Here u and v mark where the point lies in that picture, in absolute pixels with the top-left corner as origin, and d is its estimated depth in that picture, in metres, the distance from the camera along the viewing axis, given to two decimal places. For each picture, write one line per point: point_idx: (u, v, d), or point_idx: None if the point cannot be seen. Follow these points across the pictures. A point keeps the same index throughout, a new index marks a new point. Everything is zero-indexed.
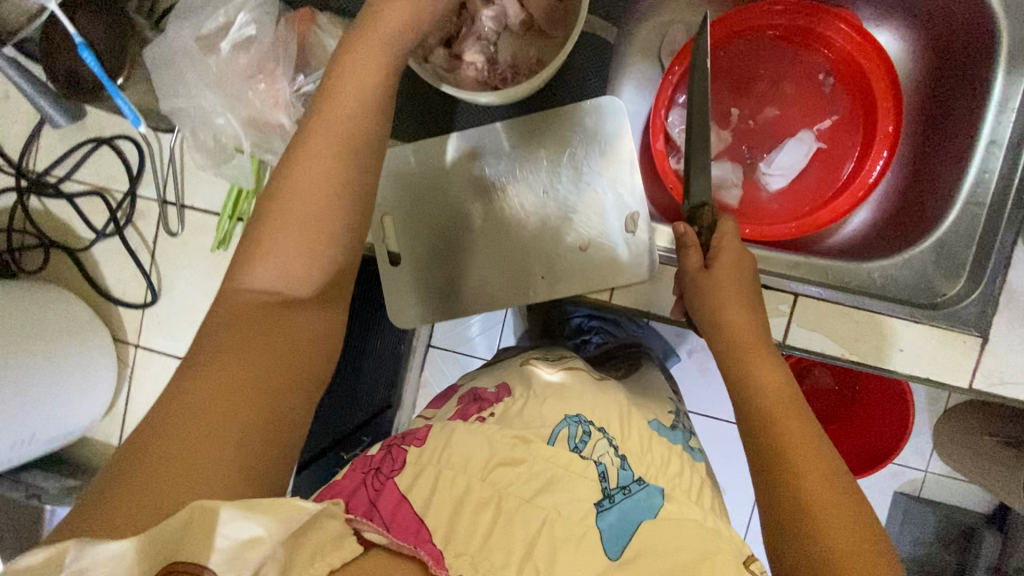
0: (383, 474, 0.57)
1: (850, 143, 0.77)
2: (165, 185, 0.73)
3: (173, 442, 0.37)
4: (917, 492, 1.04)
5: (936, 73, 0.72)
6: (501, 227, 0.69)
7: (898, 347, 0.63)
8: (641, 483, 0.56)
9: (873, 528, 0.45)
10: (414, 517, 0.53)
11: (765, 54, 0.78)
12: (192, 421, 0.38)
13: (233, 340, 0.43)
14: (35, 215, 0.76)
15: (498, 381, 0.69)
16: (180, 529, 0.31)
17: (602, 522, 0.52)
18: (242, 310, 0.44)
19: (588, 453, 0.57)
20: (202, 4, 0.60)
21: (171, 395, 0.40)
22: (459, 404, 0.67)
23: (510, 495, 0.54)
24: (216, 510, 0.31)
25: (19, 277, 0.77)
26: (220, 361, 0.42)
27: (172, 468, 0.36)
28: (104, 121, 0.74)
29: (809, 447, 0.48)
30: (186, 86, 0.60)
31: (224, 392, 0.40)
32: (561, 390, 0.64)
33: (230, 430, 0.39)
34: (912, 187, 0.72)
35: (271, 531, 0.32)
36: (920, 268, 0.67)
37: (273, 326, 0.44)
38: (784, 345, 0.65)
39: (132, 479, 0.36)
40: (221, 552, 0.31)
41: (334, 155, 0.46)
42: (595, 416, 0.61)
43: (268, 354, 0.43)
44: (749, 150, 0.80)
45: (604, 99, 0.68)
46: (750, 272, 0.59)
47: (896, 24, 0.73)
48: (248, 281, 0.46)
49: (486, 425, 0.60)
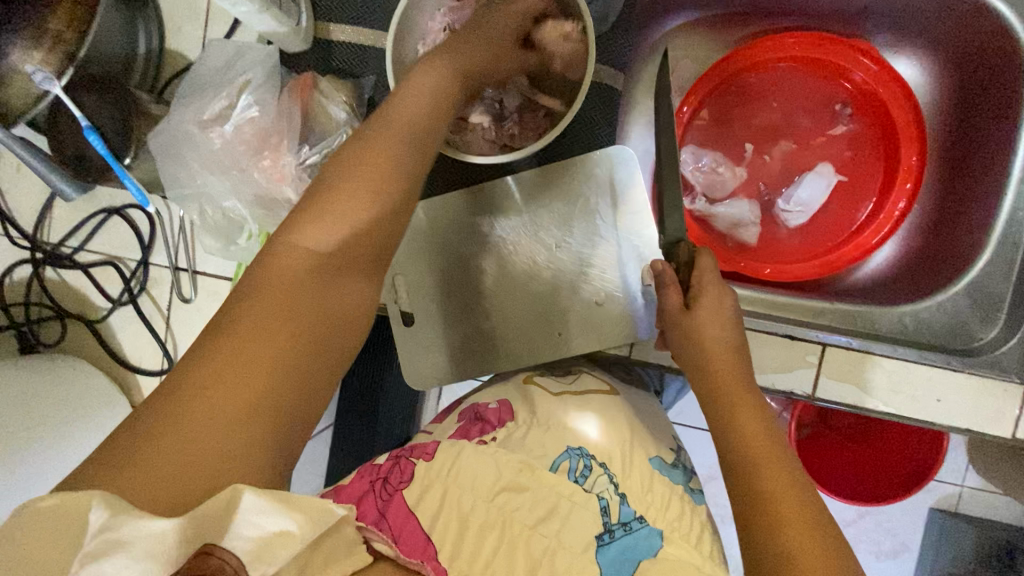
0: (391, 485, 0.56)
1: (872, 175, 0.74)
2: (177, 252, 0.72)
3: (211, 408, 0.35)
4: (952, 507, 1.00)
5: (962, 101, 0.69)
6: (514, 283, 0.68)
7: (935, 397, 0.61)
8: (643, 520, 0.55)
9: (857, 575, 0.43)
10: (422, 534, 0.53)
11: (779, 85, 0.76)
12: (237, 385, 0.37)
13: (275, 304, 0.41)
14: (51, 286, 0.76)
15: (497, 396, 0.65)
16: (218, 511, 0.31)
17: (602, 556, 0.53)
18: (289, 271, 0.42)
19: (589, 486, 0.56)
20: (205, 90, 0.61)
21: (212, 349, 0.38)
22: (459, 421, 0.63)
23: (515, 520, 0.54)
24: (248, 495, 0.31)
25: (39, 349, 0.77)
26: (263, 322, 0.40)
27: (211, 442, 0.35)
28: (115, 192, 0.74)
29: (790, 492, 0.46)
30: (192, 174, 0.61)
31: (267, 367, 0.38)
32: (563, 418, 0.61)
33: (270, 408, 0.37)
34: (940, 220, 0.70)
35: (301, 528, 0.33)
36: (953, 310, 0.65)
37: (316, 294, 0.42)
38: (813, 398, 0.63)
39: (165, 448, 0.33)
40: (248, 542, 0.31)
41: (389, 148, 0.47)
42: (598, 448, 0.59)
43: (310, 324, 0.41)
44: (766, 187, 0.77)
45: (613, 149, 0.66)
46: (731, 317, 0.56)
47: (918, 51, 0.71)
48: (298, 237, 0.44)
49: (491, 448, 0.58)
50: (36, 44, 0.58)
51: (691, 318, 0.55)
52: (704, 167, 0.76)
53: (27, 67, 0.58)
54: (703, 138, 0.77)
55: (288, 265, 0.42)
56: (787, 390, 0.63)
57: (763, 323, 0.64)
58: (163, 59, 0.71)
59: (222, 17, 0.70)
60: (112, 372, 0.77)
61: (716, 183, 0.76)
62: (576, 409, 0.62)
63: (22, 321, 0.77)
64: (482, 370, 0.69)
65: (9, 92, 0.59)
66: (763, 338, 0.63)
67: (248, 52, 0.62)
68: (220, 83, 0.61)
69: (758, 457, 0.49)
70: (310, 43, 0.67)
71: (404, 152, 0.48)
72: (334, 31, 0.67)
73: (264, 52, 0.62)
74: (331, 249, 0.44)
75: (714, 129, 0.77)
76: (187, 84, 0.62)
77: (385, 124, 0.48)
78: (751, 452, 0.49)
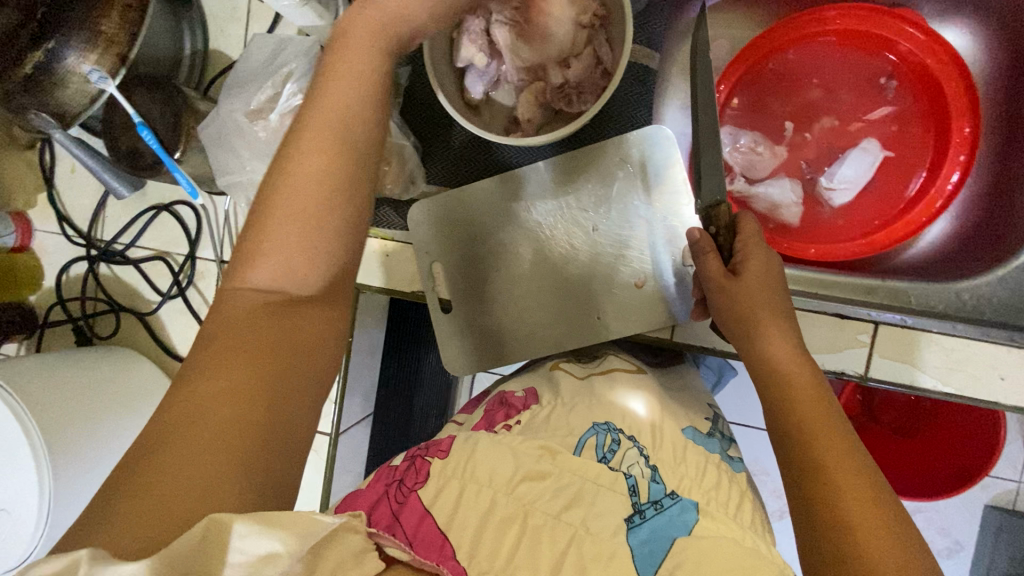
0: (406, 487, 0.53)
1: (920, 150, 0.71)
2: (223, 245, 0.75)
3: (176, 452, 0.35)
4: (1011, 505, 0.96)
5: (1013, 66, 0.66)
6: (551, 267, 0.68)
7: (999, 375, 0.58)
8: (674, 496, 0.52)
9: (916, 553, 0.41)
10: (438, 531, 0.49)
11: (820, 60, 0.73)
12: (202, 425, 0.36)
13: (236, 339, 0.40)
14: (105, 282, 0.80)
15: (525, 386, 0.67)
16: (197, 544, 0.30)
17: (631, 538, 0.48)
18: (248, 310, 0.42)
19: (617, 463, 0.54)
20: (250, 81, 0.63)
21: (180, 395, 0.37)
22: (486, 410, 0.66)
23: (536, 511, 0.50)
24: (233, 525, 0.31)
25: (95, 342, 0.81)
26: (221, 362, 0.39)
27: (183, 484, 0.34)
28: (163, 189, 0.77)
29: (848, 465, 0.45)
30: (241, 162, 0.63)
31: (226, 404, 0.37)
32: (591, 399, 0.62)
33: (239, 439, 0.36)
34: (998, 192, 0.67)
35: (288, 547, 0.32)
36: (1016, 284, 0.63)
37: (276, 326, 0.42)
38: (867, 378, 0.61)
39: (149, 489, 0.33)
40: (235, 565, 0.31)
41: (335, 145, 0.43)
42: (624, 424, 0.59)
43: (276, 353, 0.41)
44: (808, 165, 0.75)
45: (649, 129, 0.65)
46: (778, 279, 0.55)
47: (967, 18, 0.68)
48: (250, 279, 0.43)
49: (512, 436, 0.57)
50: (89, 46, 0.60)
51: (736, 283, 0.55)
52: (743, 147, 0.75)
53: (82, 68, 0.61)
54: (739, 120, 0.75)
55: (237, 307, 0.42)
56: (839, 370, 0.61)
57: (809, 301, 0.63)
58: (207, 58, 0.74)
59: (261, 16, 0.72)
60: (161, 363, 0.79)
61: (756, 162, 0.75)
62: (609, 388, 0.63)
63: (79, 315, 0.80)
64: (518, 354, 0.69)
65: (66, 93, 0.62)
66: (810, 316, 0.61)
67: (287, 44, 0.64)
68: (263, 76, 0.63)
69: (810, 431, 0.47)
70: None
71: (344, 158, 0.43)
72: None
73: (303, 43, 0.63)
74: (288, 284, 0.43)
75: (752, 108, 0.75)
76: (234, 78, 0.64)
77: (313, 134, 0.43)
78: (801, 425, 0.48)
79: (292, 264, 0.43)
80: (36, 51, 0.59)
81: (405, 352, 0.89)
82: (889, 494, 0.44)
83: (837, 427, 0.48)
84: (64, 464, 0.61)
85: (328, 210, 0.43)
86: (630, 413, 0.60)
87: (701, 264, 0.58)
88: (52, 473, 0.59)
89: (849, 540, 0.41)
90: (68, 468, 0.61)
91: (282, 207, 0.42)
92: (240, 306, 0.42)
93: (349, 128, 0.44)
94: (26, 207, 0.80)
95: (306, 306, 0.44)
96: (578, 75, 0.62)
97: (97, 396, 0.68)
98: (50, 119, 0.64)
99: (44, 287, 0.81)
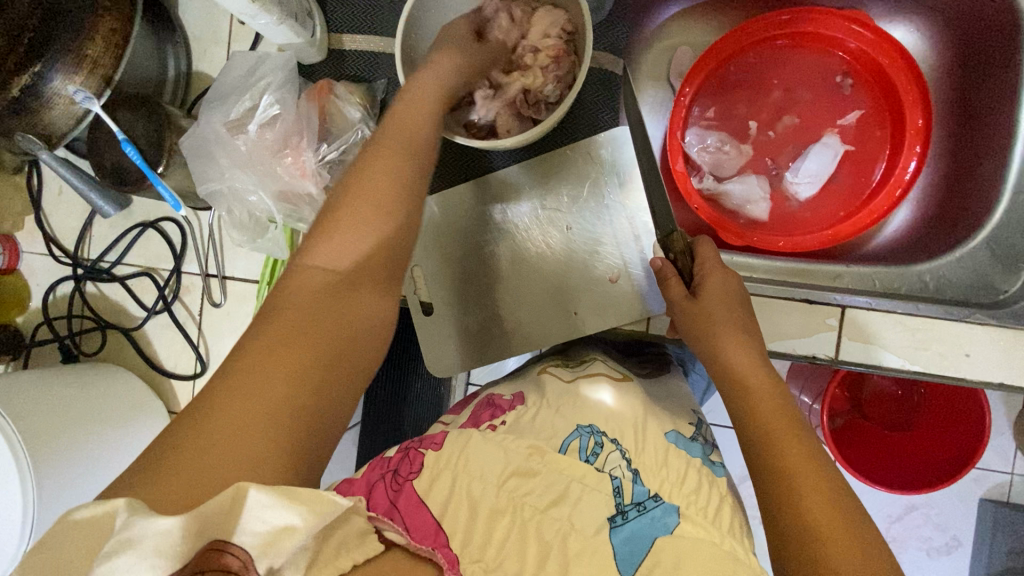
0: (400, 476, 0.53)
1: (880, 142, 0.75)
2: (208, 259, 0.76)
3: (225, 420, 0.35)
4: (1006, 496, 0.96)
5: (960, 57, 0.69)
6: (525, 266, 0.70)
7: (965, 351, 0.60)
8: (657, 499, 0.52)
9: (877, 542, 0.43)
10: (433, 521, 0.49)
11: (778, 62, 0.77)
12: (251, 398, 0.36)
13: (308, 312, 0.41)
14: (92, 300, 0.81)
15: (513, 390, 0.67)
16: (226, 507, 0.30)
17: (613, 536, 0.49)
18: (314, 287, 0.42)
19: (600, 464, 0.55)
20: (233, 93, 0.66)
21: (236, 369, 0.37)
22: (473, 410, 0.65)
23: (524, 505, 0.51)
24: (252, 492, 0.30)
25: (80, 359, 0.81)
26: (285, 339, 0.39)
27: (232, 448, 0.34)
28: (149, 208, 0.78)
29: (809, 463, 0.47)
30: (220, 170, 0.65)
31: (280, 383, 0.37)
32: (571, 397, 0.62)
33: (288, 419, 0.36)
34: (955, 179, 0.70)
35: (306, 522, 0.32)
36: (974, 266, 0.66)
37: (339, 308, 0.42)
38: (836, 360, 0.62)
39: (197, 452, 0.33)
40: (258, 534, 0.31)
41: (401, 155, 0.49)
42: (607, 426, 0.59)
43: (331, 334, 0.40)
44: (773, 162, 0.77)
45: (616, 130, 0.68)
46: (737, 299, 0.58)
47: (914, 18, 0.72)
48: (314, 259, 0.44)
49: (500, 434, 0.57)
50: (74, 68, 0.63)
51: (698, 303, 0.58)
52: (710, 147, 0.78)
53: (68, 90, 0.63)
54: (704, 123, 0.78)
55: (306, 285, 0.42)
56: (810, 354, 0.63)
57: (774, 288, 0.64)
58: (190, 80, 0.76)
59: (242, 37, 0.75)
60: (149, 379, 0.80)
61: (723, 161, 0.78)
62: (585, 384, 0.64)
63: (66, 333, 0.81)
64: (503, 356, 0.71)
65: (53, 114, 0.65)
66: (784, 305, 0.63)
67: (264, 60, 0.67)
68: (242, 89, 0.66)
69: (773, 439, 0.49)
70: (325, 54, 0.71)
71: (404, 168, 0.48)
72: (347, 40, 0.71)
73: (282, 58, 0.66)
74: (345, 265, 0.44)
75: (715, 109, 0.78)
76: (213, 91, 0.67)
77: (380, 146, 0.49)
78: (758, 417, 0.51)
79: (348, 251, 0.44)
80: (21, 74, 0.61)
81: (398, 363, 0.91)
82: (846, 484, 0.47)
83: (808, 441, 0.49)
84: (53, 480, 0.61)
85: (391, 202, 0.47)
86: (603, 406, 0.61)
87: (664, 289, 0.62)
88: (39, 488, 0.59)
89: (803, 514, 0.44)
90: (52, 477, 0.61)
91: (347, 203, 0.46)
92: (307, 275, 0.43)
93: (421, 145, 0.50)
94: (13, 230, 0.81)
95: (361, 290, 0.44)
96: (547, 70, 0.64)
97: (87, 415, 0.68)
98: (36, 140, 0.66)
99: (31, 307, 0.82)
